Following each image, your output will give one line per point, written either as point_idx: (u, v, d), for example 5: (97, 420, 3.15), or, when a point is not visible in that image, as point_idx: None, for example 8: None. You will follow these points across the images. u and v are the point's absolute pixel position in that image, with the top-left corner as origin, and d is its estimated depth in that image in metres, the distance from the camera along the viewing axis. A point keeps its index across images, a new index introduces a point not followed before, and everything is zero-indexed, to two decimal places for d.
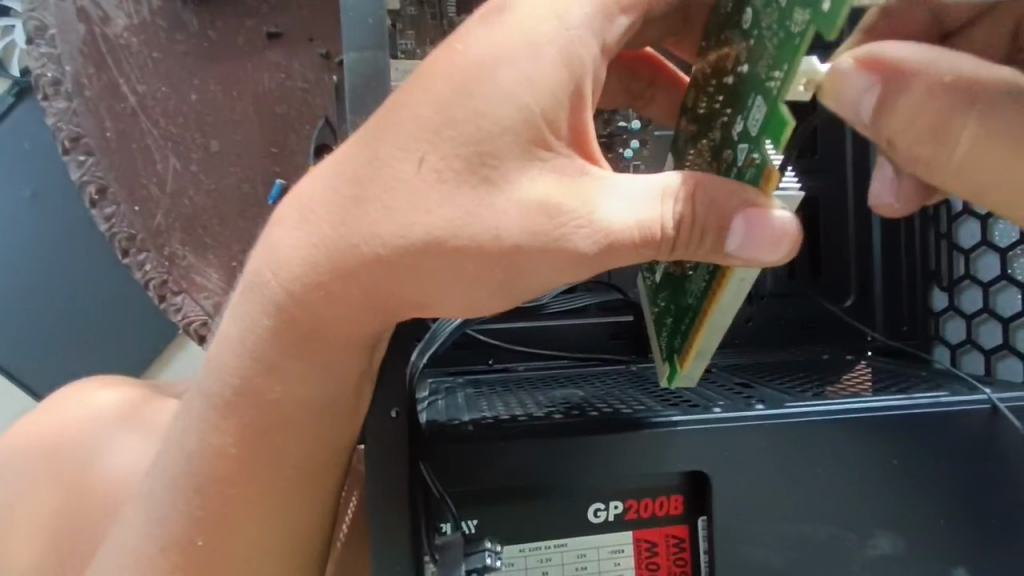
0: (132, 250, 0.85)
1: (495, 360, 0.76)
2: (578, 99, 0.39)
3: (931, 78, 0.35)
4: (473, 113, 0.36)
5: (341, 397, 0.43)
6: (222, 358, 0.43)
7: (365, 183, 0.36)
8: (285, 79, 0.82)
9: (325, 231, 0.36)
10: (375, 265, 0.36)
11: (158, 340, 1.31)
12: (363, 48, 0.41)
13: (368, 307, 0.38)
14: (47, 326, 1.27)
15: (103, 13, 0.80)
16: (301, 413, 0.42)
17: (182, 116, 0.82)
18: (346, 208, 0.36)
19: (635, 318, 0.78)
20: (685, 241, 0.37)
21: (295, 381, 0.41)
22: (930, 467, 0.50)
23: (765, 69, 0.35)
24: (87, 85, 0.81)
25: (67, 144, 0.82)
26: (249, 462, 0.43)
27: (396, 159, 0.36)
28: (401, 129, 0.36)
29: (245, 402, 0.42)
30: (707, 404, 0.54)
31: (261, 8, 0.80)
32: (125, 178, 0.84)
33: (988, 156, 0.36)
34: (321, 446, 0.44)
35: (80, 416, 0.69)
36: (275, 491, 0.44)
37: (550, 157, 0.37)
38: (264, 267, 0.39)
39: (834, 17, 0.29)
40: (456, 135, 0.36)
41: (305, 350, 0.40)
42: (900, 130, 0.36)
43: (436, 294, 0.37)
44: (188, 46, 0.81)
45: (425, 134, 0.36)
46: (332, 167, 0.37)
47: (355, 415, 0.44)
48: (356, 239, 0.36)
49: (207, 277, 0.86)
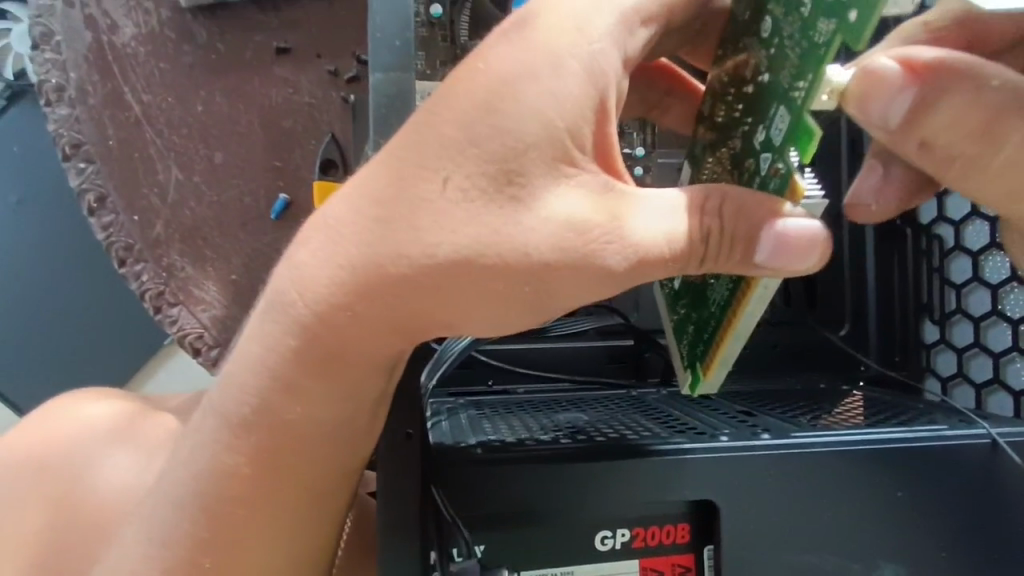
0: (129, 260, 0.82)
1: (494, 382, 0.75)
2: (603, 112, 0.39)
3: (966, 85, 0.36)
4: (500, 132, 0.36)
5: (359, 418, 0.42)
6: (237, 377, 0.42)
7: (392, 205, 0.36)
8: (293, 94, 0.81)
9: (353, 252, 0.36)
10: (401, 280, 0.35)
11: (144, 353, 1.28)
12: (389, 69, 0.42)
13: (389, 329, 0.37)
14: (31, 338, 1.24)
15: (110, 21, 0.79)
16: (313, 437, 0.42)
17: (186, 127, 0.81)
18: (374, 230, 0.36)
19: (635, 342, 0.79)
20: (714, 254, 0.38)
21: (313, 402, 0.40)
22: (933, 499, 0.50)
23: (788, 78, 0.36)
24: (92, 93, 0.80)
25: (67, 150, 0.80)
26: (258, 482, 0.42)
27: (423, 180, 0.36)
28: (428, 150, 0.36)
29: (259, 421, 0.41)
30: (713, 432, 0.55)
31: (271, 23, 0.80)
32: (126, 187, 0.82)
33: None
34: (326, 472, 0.43)
35: (73, 428, 0.68)
36: (281, 512, 0.43)
37: (578, 174, 0.37)
38: (286, 282, 0.38)
39: (862, 30, 0.31)
40: (484, 154, 0.35)
41: (323, 370, 0.39)
42: (942, 133, 0.37)
43: (461, 318, 0.37)
44: (195, 57, 0.80)
45: (454, 155, 0.36)
46: (359, 186, 0.37)
47: (370, 436, 0.44)
48: (383, 258, 0.35)
49: (205, 290, 0.83)
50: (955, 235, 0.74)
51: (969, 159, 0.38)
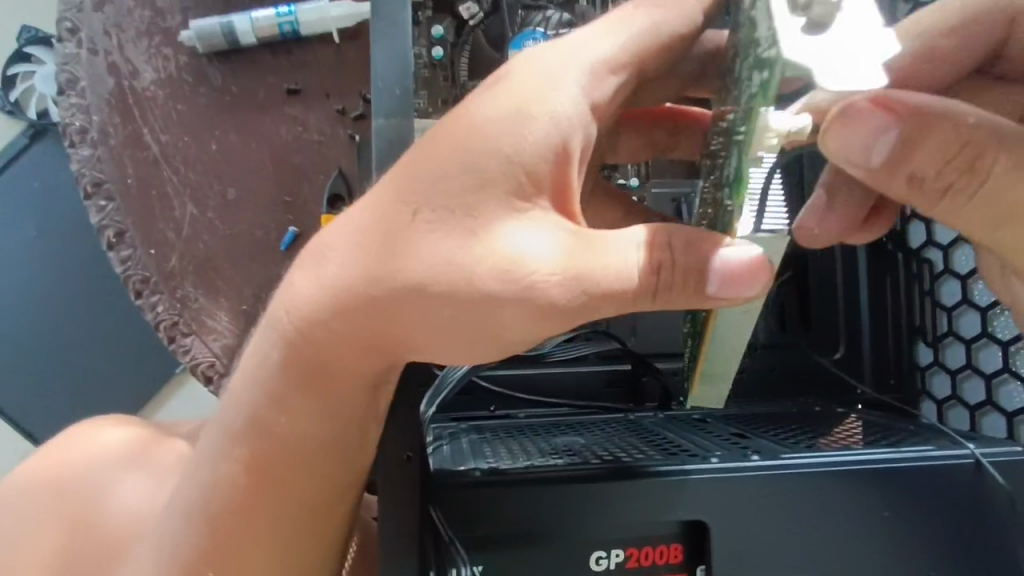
0: (145, 292, 0.84)
1: (496, 407, 0.78)
2: (564, 157, 0.41)
3: (949, 122, 0.39)
4: (461, 169, 0.39)
5: (342, 438, 0.44)
6: (247, 406, 0.43)
7: (390, 241, 0.38)
8: (302, 131, 0.85)
9: (358, 286, 0.38)
10: (402, 309, 0.38)
11: (156, 382, 1.31)
12: (392, 115, 0.44)
13: (391, 357, 0.40)
14: (48, 368, 1.27)
15: (131, 67, 0.83)
16: (304, 451, 0.44)
17: (201, 164, 0.84)
18: (378, 266, 0.38)
19: (632, 366, 0.81)
20: (667, 286, 0.41)
21: (301, 415, 0.43)
22: (921, 519, 0.52)
23: (738, 124, 0.39)
24: (113, 134, 0.83)
25: (88, 189, 0.83)
26: (257, 492, 0.45)
27: (418, 220, 0.38)
28: (415, 188, 0.39)
29: (257, 434, 0.43)
30: (705, 454, 0.57)
31: (283, 66, 0.85)
32: (144, 223, 0.84)
33: (1011, 185, 0.40)
34: (318, 486, 0.45)
35: (89, 454, 0.70)
36: (275, 519, 0.45)
37: (529, 210, 0.40)
38: (283, 310, 0.41)
39: (768, 88, 0.33)
40: (448, 188, 0.39)
41: (312, 385, 0.42)
42: (928, 166, 0.40)
43: (457, 347, 0.40)
44: (210, 98, 0.84)
45: (421, 189, 0.38)
46: (357, 223, 0.39)
47: (361, 456, 0.45)
48: (381, 289, 0.38)
49: (217, 319, 0.85)
50: (945, 258, 0.76)
51: (955, 186, 0.41)
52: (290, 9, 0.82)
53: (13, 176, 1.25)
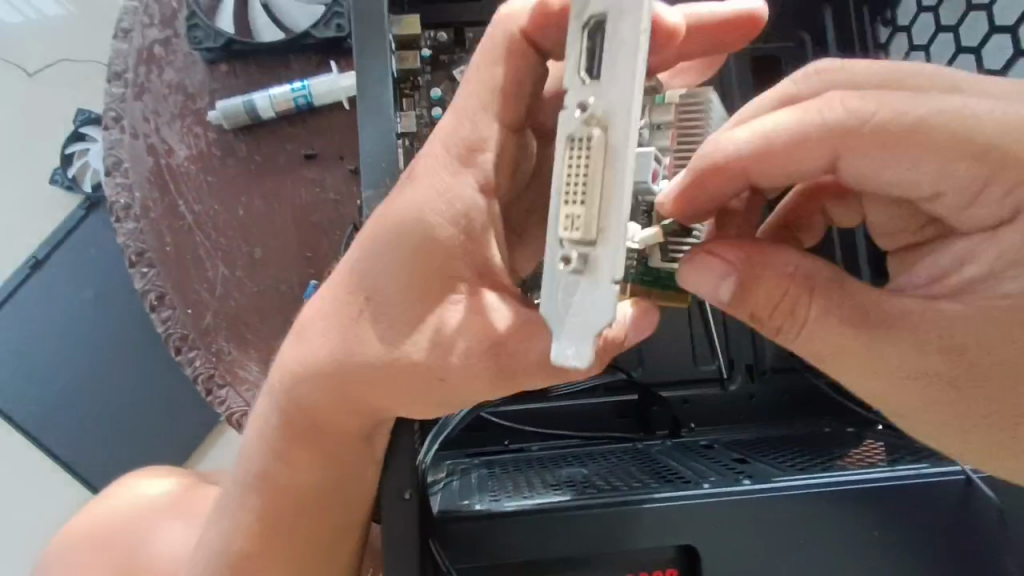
0: (183, 348, 0.91)
1: (511, 441, 0.81)
2: (475, 242, 0.46)
3: (773, 270, 0.43)
4: (382, 274, 0.45)
5: (331, 479, 0.54)
6: (269, 449, 0.53)
7: (353, 321, 0.46)
8: (319, 191, 0.92)
9: (339, 352, 0.47)
10: (374, 373, 0.46)
11: (199, 430, 1.40)
12: (377, 184, 0.51)
13: (381, 403, 0.48)
14: (103, 420, 1.37)
15: (168, 146, 0.92)
16: (309, 488, 0.54)
17: (231, 229, 0.92)
18: (351, 332, 0.46)
19: (639, 397, 0.84)
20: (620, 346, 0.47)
21: (302, 459, 0.53)
22: (913, 536, 0.53)
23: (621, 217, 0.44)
24: (153, 208, 0.92)
25: (133, 258, 0.92)
26: (272, 522, 0.55)
27: (378, 298, 0.45)
28: (370, 274, 0.46)
29: (272, 474, 0.54)
30: (699, 480, 0.59)
31: (300, 133, 0.92)
32: (181, 285, 0.92)
33: (839, 324, 0.43)
34: (323, 516, 0.55)
35: (134, 507, 0.77)
36: (293, 542, 0.55)
37: (458, 299, 0.45)
38: (290, 371, 0.50)
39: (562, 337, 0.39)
40: (375, 290, 0.46)
41: (309, 437, 0.52)
42: (762, 306, 0.44)
43: (444, 393, 0.45)
44: (237, 168, 0.92)
45: (364, 285, 0.46)
46: (335, 301, 0.48)
47: (357, 493, 0.55)
48: (346, 363, 0.47)
49: (248, 369, 0.92)
50: None
51: (783, 328, 0.44)
52: (304, 85, 0.89)
53: (75, 242, 1.39)
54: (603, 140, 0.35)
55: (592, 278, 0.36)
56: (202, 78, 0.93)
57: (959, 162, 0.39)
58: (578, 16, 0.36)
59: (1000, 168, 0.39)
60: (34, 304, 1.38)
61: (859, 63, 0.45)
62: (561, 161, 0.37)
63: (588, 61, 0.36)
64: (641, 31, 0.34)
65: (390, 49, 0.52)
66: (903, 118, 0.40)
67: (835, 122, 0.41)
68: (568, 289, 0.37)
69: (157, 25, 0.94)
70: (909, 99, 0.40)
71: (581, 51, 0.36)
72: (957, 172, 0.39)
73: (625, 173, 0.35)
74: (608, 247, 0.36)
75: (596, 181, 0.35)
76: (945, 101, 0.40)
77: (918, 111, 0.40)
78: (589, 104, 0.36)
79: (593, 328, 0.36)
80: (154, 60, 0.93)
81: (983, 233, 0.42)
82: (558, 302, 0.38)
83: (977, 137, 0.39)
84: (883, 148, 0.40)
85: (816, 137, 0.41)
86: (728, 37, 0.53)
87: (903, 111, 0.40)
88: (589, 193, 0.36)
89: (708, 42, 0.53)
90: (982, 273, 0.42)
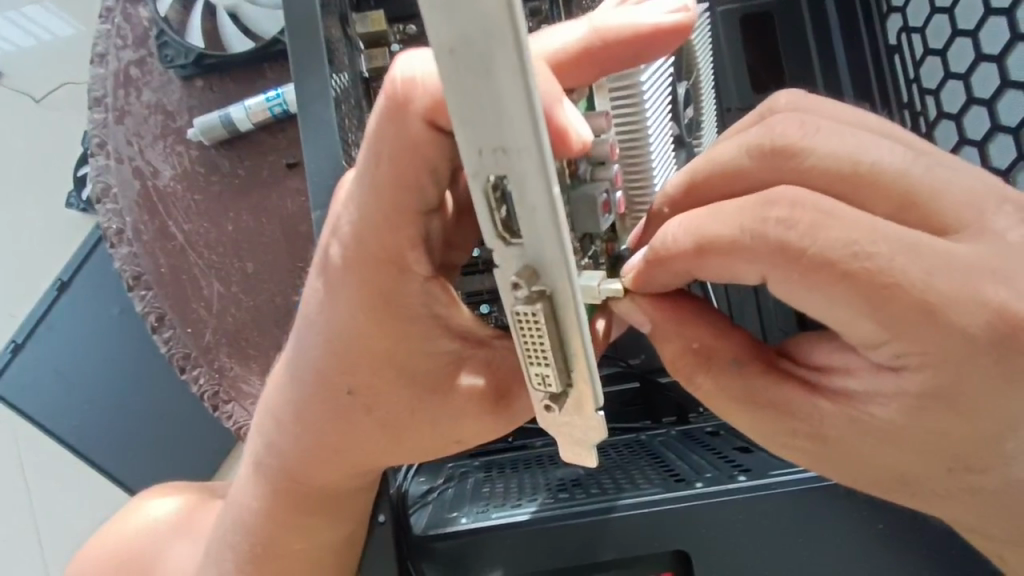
0: (188, 366, 0.93)
1: (515, 438, 0.79)
2: (373, 298, 0.42)
3: (689, 331, 0.42)
4: (310, 339, 0.46)
5: (310, 530, 0.56)
6: (259, 477, 0.56)
7: (301, 381, 0.48)
8: (306, 202, 0.90)
9: (295, 405, 0.49)
10: (329, 424, 0.48)
11: (223, 442, 1.37)
12: (324, 206, 0.54)
13: (341, 429, 0.48)
14: (123, 440, 1.32)
15: (153, 168, 0.93)
16: (298, 531, 0.56)
17: (221, 245, 0.92)
18: (301, 386, 0.48)
19: (640, 384, 0.82)
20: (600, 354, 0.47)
21: (282, 504, 0.56)
22: (917, 527, 0.50)
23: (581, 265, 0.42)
24: (145, 231, 0.93)
25: (131, 282, 0.93)
26: (264, 553, 0.58)
27: (310, 367, 0.46)
28: (306, 334, 0.46)
29: (260, 505, 0.57)
30: (694, 477, 0.56)
31: (281, 143, 0.90)
32: (178, 305, 0.93)
33: (730, 394, 0.41)
34: (311, 554, 0.57)
35: (146, 528, 0.80)
36: (288, 568, 0.58)
37: (398, 336, 0.43)
38: (271, 408, 0.52)
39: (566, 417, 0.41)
40: (305, 363, 0.47)
41: (288, 485, 0.54)
42: (670, 351, 0.43)
43: (408, 421, 0.47)
44: (222, 184, 0.92)
45: (299, 352, 0.47)
46: (287, 367, 0.49)
47: (336, 534, 0.56)
48: (302, 431, 0.50)
49: (251, 383, 0.94)
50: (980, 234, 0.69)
51: (687, 371, 0.43)
52: (278, 93, 0.87)
53: (101, 261, 1.32)
54: (547, 306, 0.32)
55: (578, 413, 0.37)
56: (179, 96, 0.92)
57: (893, 268, 0.33)
58: (473, 181, 0.29)
59: (945, 282, 0.33)
60: (55, 332, 1.31)
61: (827, 140, 0.37)
62: (513, 329, 0.34)
63: (502, 218, 0.31)
64: (552, 194, 0.29)
65: (328, 71, 0.55)
66: (825, 265, 0.34)
67: (765, 236, 0.35)
68: (556, 423, 0.38)
69: (130, 46, 0.93)
70: (850, 221, 0.34)
71: (491, 213, 0.30)
72: (867, 324, 0.34)
73: (581, 333, 0.33)
74: (585, 390, 0.35)
75: (554, 343, 0.33)
76: (875, 228, 0.34)
77: (841, 259, 0.33)
78: (522, 270, 0.32)
79: (590, 446, 0.38)
80: (131, 82, 0.93)
81: (873, 368, 0.37)
82: (554, 431, 0.39)
83: (911, 260, 0.33)
84: (791, 274, 0.34)
85: (736, 208, 0.37)
86: (647, 47, 0.39)
87: (825, 243, 0.34)
88: (551, 357, 0.34)
89: (630, 64, 0.39)
90: (872, 400, 0.37)
